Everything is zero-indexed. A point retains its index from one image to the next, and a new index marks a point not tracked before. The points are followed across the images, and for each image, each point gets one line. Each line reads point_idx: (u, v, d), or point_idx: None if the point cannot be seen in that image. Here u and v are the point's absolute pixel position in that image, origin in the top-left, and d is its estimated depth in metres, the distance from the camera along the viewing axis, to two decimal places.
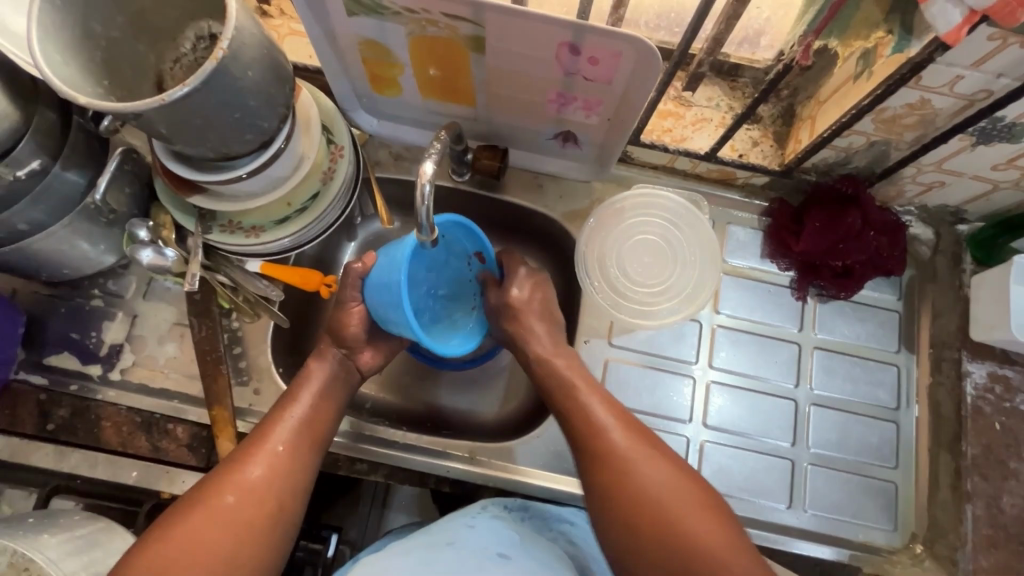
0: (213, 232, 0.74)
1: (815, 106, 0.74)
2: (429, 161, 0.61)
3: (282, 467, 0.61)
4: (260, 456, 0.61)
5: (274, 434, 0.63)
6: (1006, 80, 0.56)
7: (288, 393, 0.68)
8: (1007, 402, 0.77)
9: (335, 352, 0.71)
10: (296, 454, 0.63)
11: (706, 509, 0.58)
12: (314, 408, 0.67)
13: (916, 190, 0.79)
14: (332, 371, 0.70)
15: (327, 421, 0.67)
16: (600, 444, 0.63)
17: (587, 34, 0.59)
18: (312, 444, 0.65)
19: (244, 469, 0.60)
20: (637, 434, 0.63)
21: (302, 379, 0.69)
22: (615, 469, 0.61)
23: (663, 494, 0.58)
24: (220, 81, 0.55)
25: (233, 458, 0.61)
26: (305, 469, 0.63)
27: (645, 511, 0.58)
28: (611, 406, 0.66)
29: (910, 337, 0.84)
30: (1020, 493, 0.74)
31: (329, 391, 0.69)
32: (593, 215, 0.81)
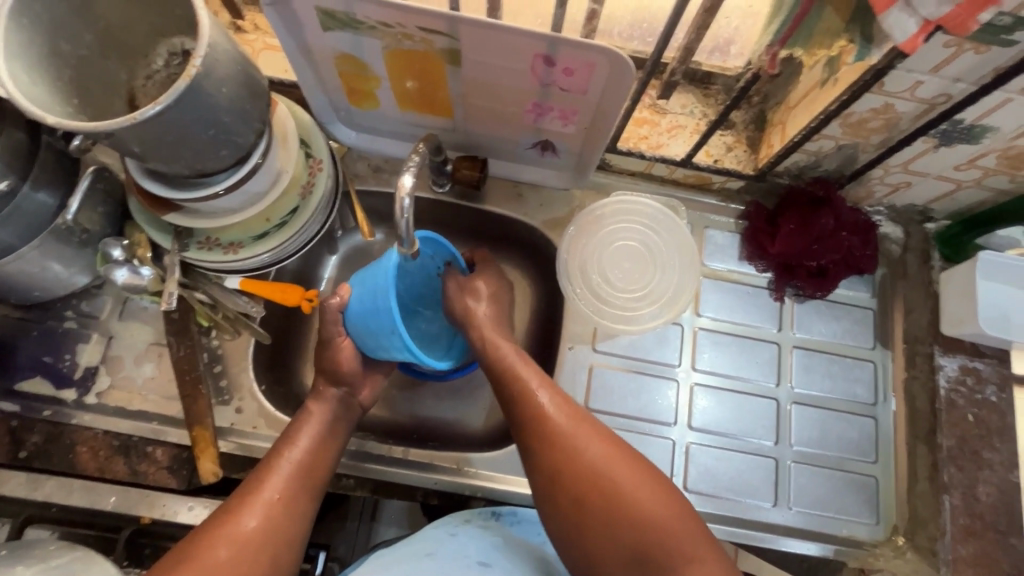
0: (190, 250, 0.73)
1: (785, 111, 0.76)
2: (408, 173, 0.59)
3: (278, 519, 0.60)
4: (255, 506, 0.60)
5: (270, 479, 0.62)
6: (963, 85, 0.59)
7: (286, 435, 0.67)
8: (978, 393, 0.79)
9: (335, 393, 0.71)
10: (293, 499, 0.62)
11: (667, 495, 0.59)
12: (313, 453, 0.66)
13: (884, 191, 0.81)
14: (334, 413, 0.70)
15: (326, 464, 0.67)
16: (557, 441, 0.62)
17: (561, 46, 0.60)
18: (311, 489, 0.65)
19: (239, 520, 0.59)
20: (592, 425, 0.64)
21: (301, 419, 0.68)
22: (578, 464, 0.61)
23: (623, 483, 0.59)
24: (193, 98, 0.55)
25: (227, 507, 0.60)
26: (303, 514, 0.63)
27: (605, 501, 0.59)
28: (566, 402, 0.66)
29: (885, 333, 0.86)
30: (994, 482, 0.76)
31: (330, 434, 0.68)
32: (573, 223, 0.82)
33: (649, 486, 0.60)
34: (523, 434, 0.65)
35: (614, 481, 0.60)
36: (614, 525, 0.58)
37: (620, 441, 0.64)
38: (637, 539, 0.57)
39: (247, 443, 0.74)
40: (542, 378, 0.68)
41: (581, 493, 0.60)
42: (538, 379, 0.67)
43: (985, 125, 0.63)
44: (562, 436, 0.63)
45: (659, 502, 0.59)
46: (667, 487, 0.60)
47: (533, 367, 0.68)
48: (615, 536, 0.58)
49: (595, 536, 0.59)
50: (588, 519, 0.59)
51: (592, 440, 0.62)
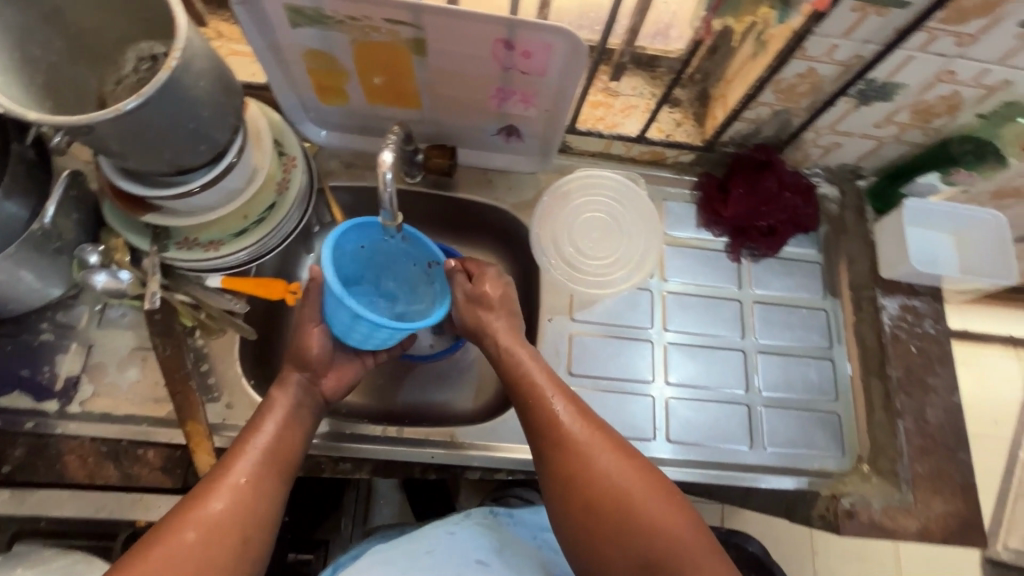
0: (169, 250, 0.74)
1: (724, 85, 0.84)
2: (388, 149, 0.62)
3: (246, 500, 0.61)
4: (222, 489, 0.60)
5: (235, 465, 0.63)
6: (872, 45, 0.67)
7: (251, 423, 0.68)
8: (918, 327, 0.88)
9: (297, 379, 0.71)
10: (261, 481, 0.63)
11: (675, 506, 0.62)
12: (278, 436, 0.67)
13: (818, 153, 0.90)
14: (296, 399, 0.70)
15: (294, 448, 0.68)
16: (575, 451, 0.65)
17: (519, 29, 0.65)
18: (278, 472, 0.65)
19: (208, 504, 0.59)
20: (604, 435, 0.66)
21: (266, 408, 0.69)
22: (590, 473, 0.63)
23: (634, 493, 0.62)
24: (172, 90, 0.57)
25: (196, 493, 0.60)
26: (272, 496, 0.63)
27: (616, 508, 0.62)
28: (582, 413, 0.68)
29: (833, 283, 0.93)
30: (940, 403, 0.84)
31: (294, 418, 0.69)
32: (545, 196, 0.87)
33: (661, 497, 0.62)
34: (540, 440, 0.67)
35: (631, 491, 0.62)
36: (623, 532, 0.61)
37: (632, 453, 0.66)
38: (651, 548, 0.60)
39: None
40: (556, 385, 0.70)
41: (599, 502, 0.62)
42: (553, 390, 0.69)
43: (895, 82, 0.72)
44: (577, 443, 0.65)
45: (667, 512, 0.61)
46: (676, 498, 0.63)
47: (550, 377, 0.71)
48: (627, 541, 0.60)
49: (604, 541, 0.61)
50: (600, 526, 0.62)
51: (605, 450, 0.65)
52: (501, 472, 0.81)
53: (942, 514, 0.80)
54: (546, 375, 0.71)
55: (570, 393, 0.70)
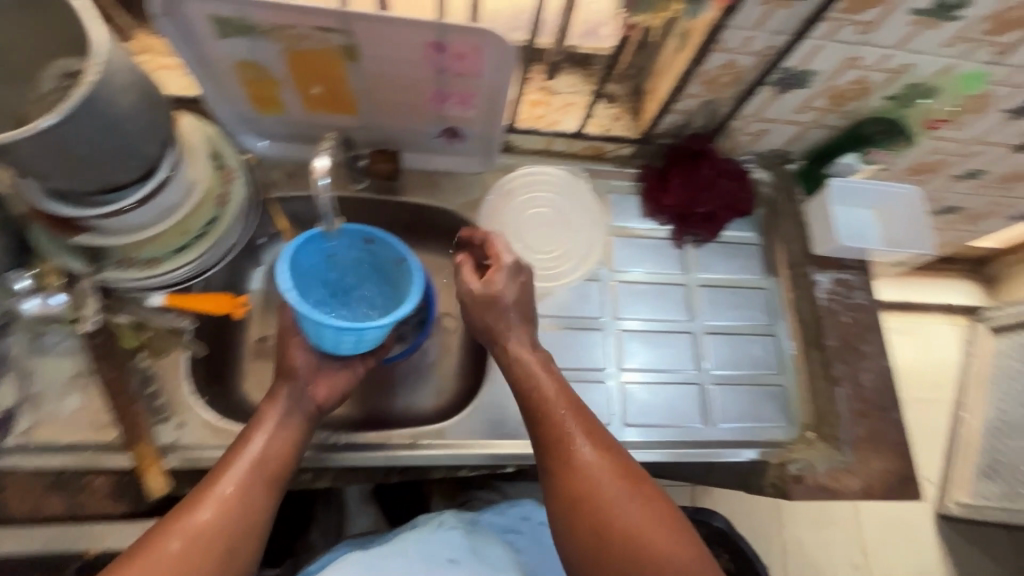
0: (107, 270, 0.73)
1: (655, 79, 0.87)
2: (321, 156, 0.61)
3: (231, 512, 0.60)
4: (207, 499, 0.60)
5: (224, 477, 0.62)
6: (783, 35, 0.71)
7: (243, 433, 0.66)
8: (850, 299, 0.93)
9: (286, 391, 0.68)
10: (247, 493, 0.62)
11: (678, 537, 0.63)
12: (267, 448, 0.65)
13: (748, 140, 0.94)
14: (288, 410, 0.68)
15: (285, 460, 0.66)
16: (584, 474, 0.66)
17: (448, 32, 0.66)
18: (267, 484, 0.64)
19: (194, 513, 0.59)
20: (616, 459, 0.67)
21: (257, 419, 0.67)
22: (598, 497, 0.65)
23: (638, 521, 0.63)
24: (94, 107, 0.56)
25: (184, 503, 0.61)
26: (260, 507, 0.63)
27: (620, 534, 0.63)
28: (594, 436, 0.69)
29: (771, 263, 0.98)
30: (874, 369, 0.90)
31: (284, 429, 0.67)
32: (489, 194, 0.91)
33: (659, 523, 0.64)
34: (551, 458, 0.68)
35: (635, 520, 0.63)
36: (624, 557, 0.62)
37: (642, 480, 0.67)
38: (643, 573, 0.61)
39: (194, 455, 0.72)
40: (572, 403, 0.71)
41: (598, 523, 0.64)
42: (569, 409, 0.70)
43: (808, 70, 0.77)
44: (586, 466, 0.66)
45: (669, 542, 0.62)
46: (680, 530, 0.64)
47: (566, 396, 0.71)
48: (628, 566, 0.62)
49: (605, 562, 0.63)
50: (603, 548, 0.63)
51: (616, 476, 0.66)
52: (466, 468, 0.81)
53: (883, 472, 0.85)
54: (562, 392, 0.72)
55: (582, 409, 0.71)
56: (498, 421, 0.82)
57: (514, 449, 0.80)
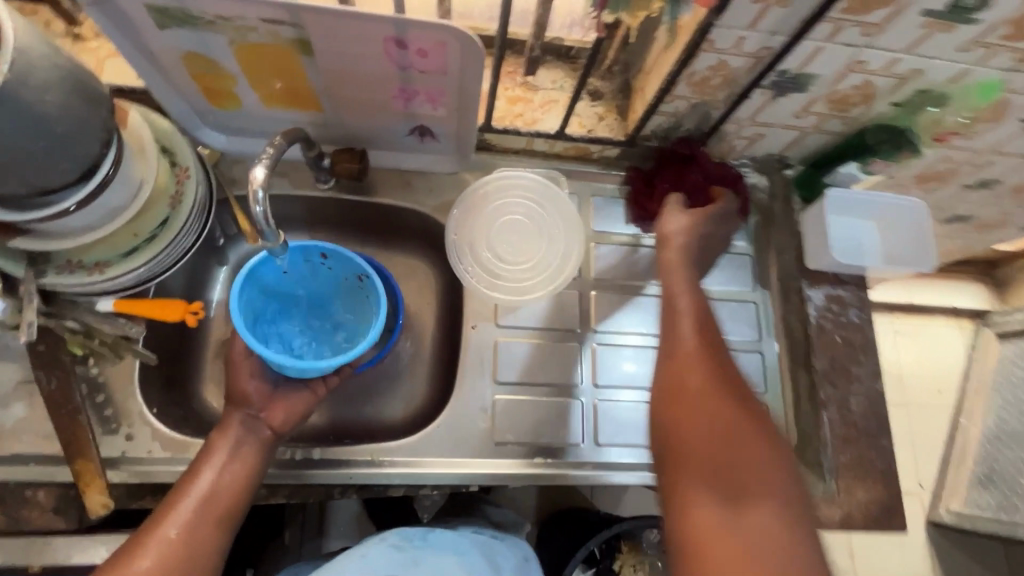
0: (48, 275, 0.68)
1: (643, 77, 0.81)
2: (259, 165, 0.57)
3: (176, 557, 0.56)
4: (149, 545, 0.55)
5: (169, 519, 0.57)
6: (779, 37, 0.65)
7: (190, 467, 0.62)
8: (842, 317, 0.88)
9: (236, 418, 0.64)
10: (194, 535, 0.58)
11: (773, 451, 0.57)
12: (217, 483, 0.61)
13: (743, 144, 0.88)
14: (241, 439, 0.64)
15: (236, 495, 0.61)
16: (686, 359, 0.64)
17: (408, 28, 0.61)
18: (216, 525, 0.59)
19: (131, 564, 0.54)
20: (723, 363, 0.64)
21: (205, 453, 0.62)
22: (690, 381, 0.62)
23: (734, 419, 0.58)
24: (10, 105, 0.52)
25: (121, 550, 0.56)
26: (207, 551, 0.58)
27: (708, 422, 0.59)
28: (709, 338, 0.67)
29: (763, 276, 0.92)
30: (863, 393, 0.86)
31: (236, 464, 0.62)
32: (456, 208, 0.83)
33: (765, 440, 0.57)
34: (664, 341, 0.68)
35: (728, 416, 0.59)
36: (706, 445, 0.58)
37: (750, 397, 0.62)
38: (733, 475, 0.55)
39: (143, 469, 0.70)
40: (695, 305, 0.70)
41: (696, 417, 0.60)
42: (688, 305, 0.70)
43: (806, 73, 0.70)
44: (692, 353, 0.65)
45: (759, 447, 0.56)
46: (778, 450, 0.57)
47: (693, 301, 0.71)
48: (706, 452, 0.57)
49: (683, 444, 0.59)
50: (685, 429, 0.60)
51: (719, 374, 0.63)
52: (427, 487, 0.78)
53: (864, 500, 0.82)
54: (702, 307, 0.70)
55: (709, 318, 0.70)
56: (463, 438, 0.78)
57: (477, 469, 0.77)
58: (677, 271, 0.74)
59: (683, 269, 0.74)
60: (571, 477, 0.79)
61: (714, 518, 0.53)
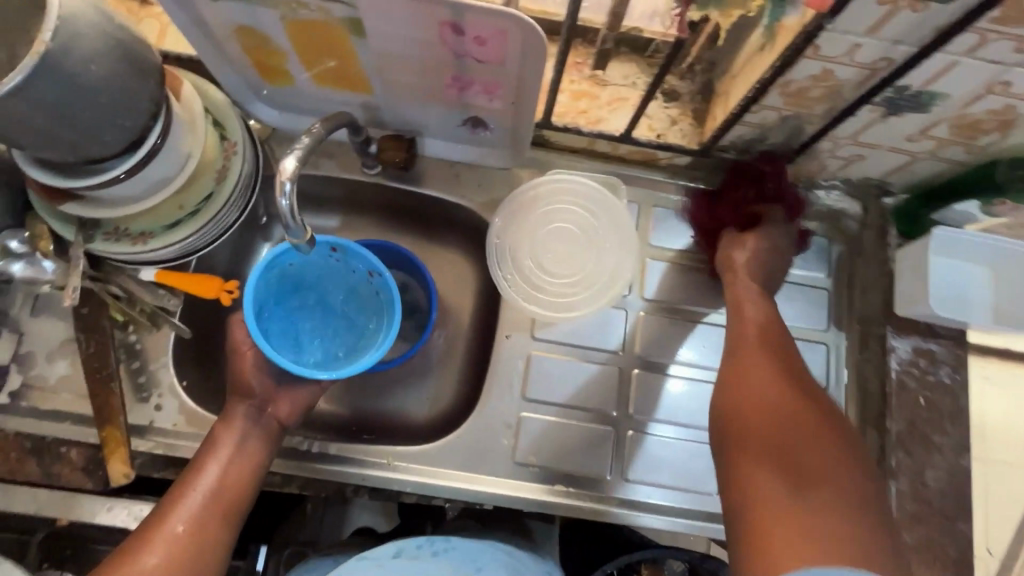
0: (96, 241, 0.69)
1: (729, 80, 0.71)
2: (291, 155, 0.55)
3: (182, 552, 0.59)
4: (156, 542, 0.58)
5: (176, 514, 0.60)
6: (905, 47, 0.54)
7: (196, 461, 0.64)
8: (930, 376, 0.77)
9: (241, 413, 0.66)
10: (200, 530, 0.60)
11: (835, 445, 0.60)
12: (221, 479, 0.63)
13: (836, 164, 0.77)
14: (245, 435, 0.65)
15: (241, 489, 0.64)
16: (751, 355, 0.68)
17: (466, 12, 0.55)
18: (221, 519, 0.62)
19: (140, 558, 0.57)
20: (788, 361, 0.67)
21: (209, 447, 0.64)
22: (752, 373, 0.66)
23: (797, 414, 0.62)
24: (53, 73, 0.50)
25: (132, 543, 0.59)
26: (213, 544, 0.61)
27: (771, 412, 0.62)
28: (775, 340, 0.69)
29: (841, 315, 0.81)
30: (944, 467, 0.74)
31: (239, 458, 0.64)
32: (498, 217, 0.78)
33: (829, 431, 0.61)
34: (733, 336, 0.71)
35: (789, 407, 0.62)
36: (767, 430, 0.61)
37: (815, 392, 0.65)
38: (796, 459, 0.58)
39: (167, 441, 0.71)
40: (761, 305, 0.73)
41: (758, 408, 0.63)
42: (755, 306, 0.73)
43: (932, 91, 0.59)
44: (757, 352, 0.68)
45: (821, 441, 0.60)
46: (842, 445, 0.60)
47: (765, 303, 0.73)
48: (767, 437, 0.61)
49: (746, 429, 0.62)
50: (749, 416, 0.63)
51: (782, 373, 0.66)
52: (440, 498, 0.75)
53: None
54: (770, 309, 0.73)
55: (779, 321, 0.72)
56: (483, 453, 0.75)
57: (491, 488, 0.74)
58: (738, 277, 0.75)
59: (752, 278, 0.75)
60: (592, 510, 0.74)
61: (779, 500, 0.56)
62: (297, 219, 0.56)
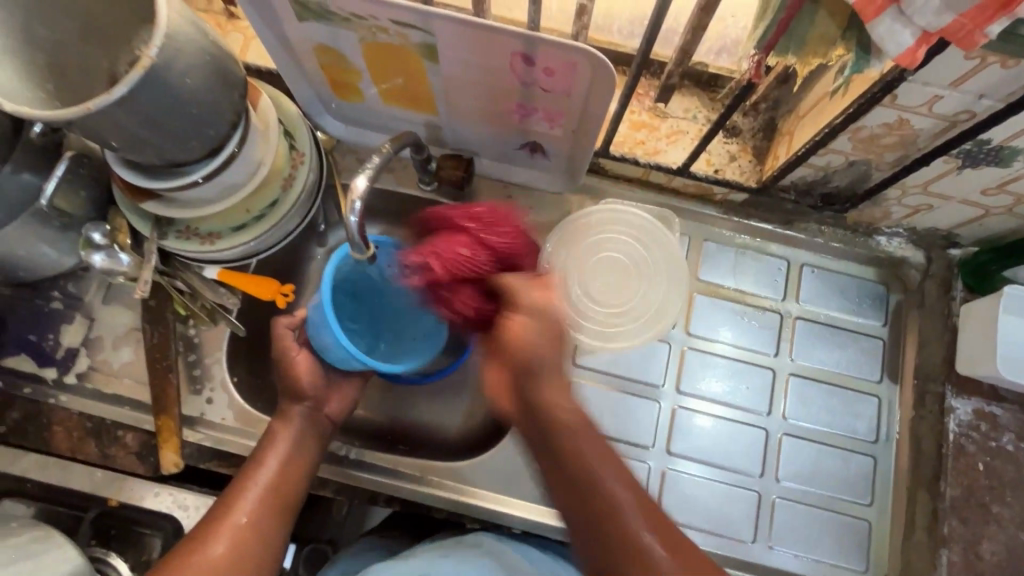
0: (169, 238, 0.73)
1: (795, 120, 0.70)
2: (362, 175, 0.57)
3: (247, 543, 0.60)
4: (222, 534, 0.59)
5: (238, 505, 0.61)
6: (989, 101, 0.52)
7: (254, 456, 0.66)
8: (992, 441, 0.73)
9: (299, 410, 0.69)
10: (262, 523, 0.61)
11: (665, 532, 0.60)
12: (280, 472, 0.65)
13: (902, 212, 0.75)
14: (303, 430, 0.68)
15: (299, 484, 0.66)
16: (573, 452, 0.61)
17: (538, 44, 0.56)
18: (281, 510, 0.63)
19: (206, 549, 0.58)
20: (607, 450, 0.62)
21: (268, 440, 0.67)
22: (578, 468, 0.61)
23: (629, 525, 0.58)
24: (151, 86, 0.54)
25: (194, 536, 0.59)
26: (273, 536, 0.62)
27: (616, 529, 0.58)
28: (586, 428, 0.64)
29: (895, 366, 0.79)
30: (1002, 540, 0.70)
31: (298, 451, 0.67)
32: (549, 242, 0.76)
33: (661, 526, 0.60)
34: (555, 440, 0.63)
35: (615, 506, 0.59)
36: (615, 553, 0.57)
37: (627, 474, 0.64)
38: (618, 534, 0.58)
39: (215, 434, 0.74)
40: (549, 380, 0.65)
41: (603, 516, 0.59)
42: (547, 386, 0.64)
43: (1015, 147, 0.56)
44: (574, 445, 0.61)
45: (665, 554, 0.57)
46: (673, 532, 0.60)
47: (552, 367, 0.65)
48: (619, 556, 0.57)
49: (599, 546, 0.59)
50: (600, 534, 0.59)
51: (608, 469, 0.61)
52: (467, 518, 0.74)
53: None
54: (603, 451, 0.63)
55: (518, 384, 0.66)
56: (515, 475, 0.74)
57: (521, 513, 0.74)
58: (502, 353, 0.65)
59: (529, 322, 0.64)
60: None
61: None
62: (362, 241, 0.59)
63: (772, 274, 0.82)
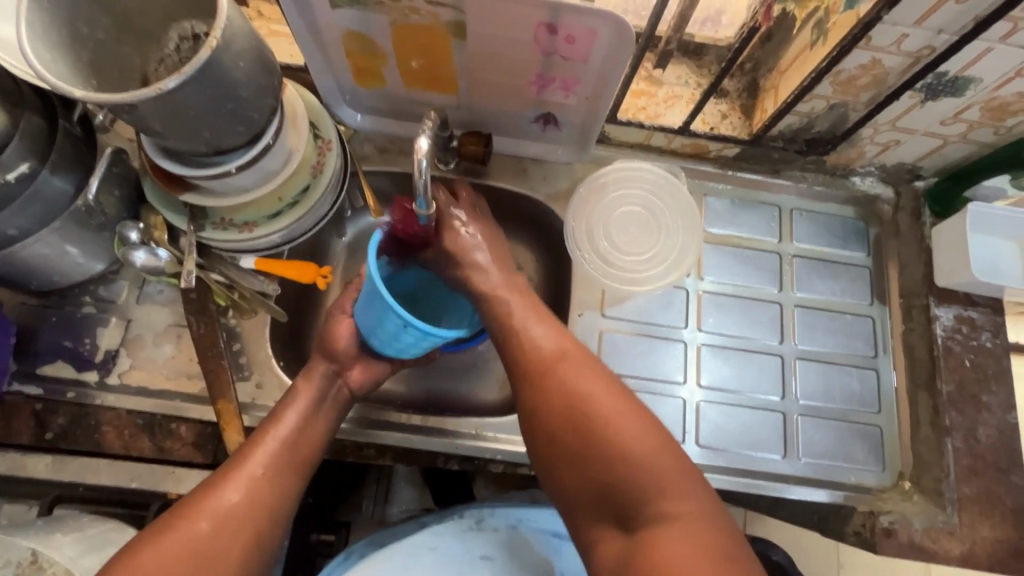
0: (206, 230, 0.75)
1: (777, 76, 0.80)
2: (423, 136, 0.62)
3: (259, 493, 0.62)
4: (237, 480, 0.61)
5: (256, 455, 0.64)
6: (946, 35, 0.62)
7: (276, 409, 0.68)
8: (974, 340, 0.83)
9: (320, 368, 0.71)
10: (276, 475, 0.64)
11: (648, 432, 0.62)
12: (299, 428, 0.67)
13: (874, 150, 0.85)
14: (320, 388, 0.70)
15: (316, 439, 0.68)
16: (541, 373, 0.66)
17: (563, 13, 0.63)
18: (295, 466, 0.66)
19: (222, 495, 0.60)
20: (580, 365, 0.67)
21: (289, 397, 0.69)
22: (541, 380, 0.66)
23: (612, 427, 0.62)
24: (212, 71, 0.56)
25: (211, 482, 0.61)
26: (282, 491, 0.63)
27: (584, 437, 0.62)
28: (554, 341, 0.69)
29: (882, 290, 0.88)
30: (993, 423, 0.80)
31: (317, 410, 0.69)
32: (571, 204, 0.85)
33: (635, 420, 0.63)
34: (519, 374, 0.68)
35: (585, 405, 0.63)
36: (593, 457, 0.61)
37: (603, 371, 0.67)
38: (596, 434, 0.62)
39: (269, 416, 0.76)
40: (532, 311, 0.71)
41: (572, 428, 0.63)
42: (531, 321, 0.70)
43: (968, 76, 0.67)
44: (542, 375, 0.66)
45: (644, 446, 0.61)
46: (655, 434, 0.62)
47: (523, 307, 0.72)
48: (597, 460, 0.61)
49: (571, 462, 0.62)
50: (567, 444, 0.63)
51: (579, 379, 0.65)
52: (525, 466, 0.79)
53: (988, 538, 0.77)
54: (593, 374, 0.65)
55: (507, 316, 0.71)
56: None
57: None
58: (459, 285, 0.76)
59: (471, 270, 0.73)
60: None
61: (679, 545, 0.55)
62: (423, 184, 0.62)
63: (767, 220, 0.90)
